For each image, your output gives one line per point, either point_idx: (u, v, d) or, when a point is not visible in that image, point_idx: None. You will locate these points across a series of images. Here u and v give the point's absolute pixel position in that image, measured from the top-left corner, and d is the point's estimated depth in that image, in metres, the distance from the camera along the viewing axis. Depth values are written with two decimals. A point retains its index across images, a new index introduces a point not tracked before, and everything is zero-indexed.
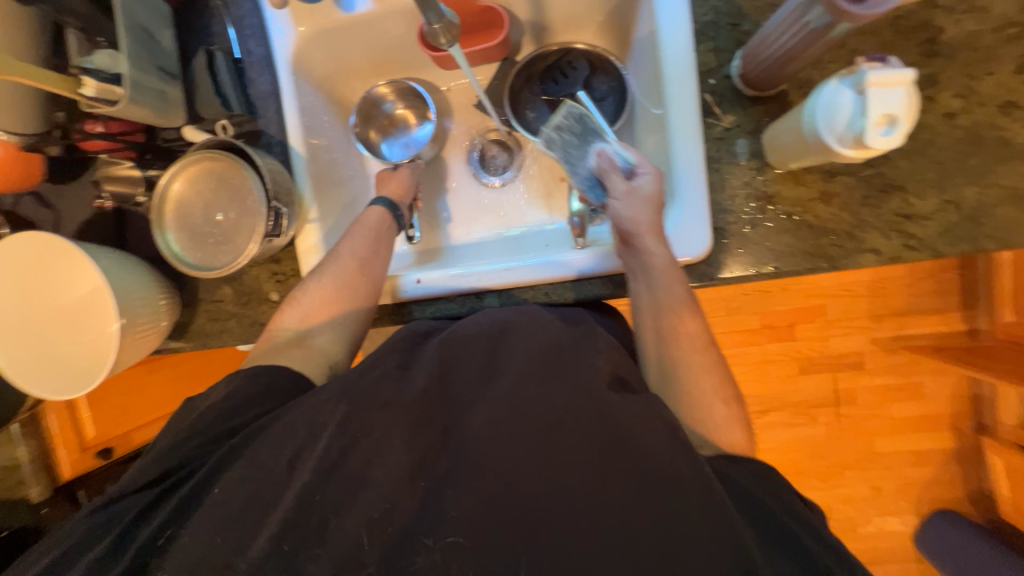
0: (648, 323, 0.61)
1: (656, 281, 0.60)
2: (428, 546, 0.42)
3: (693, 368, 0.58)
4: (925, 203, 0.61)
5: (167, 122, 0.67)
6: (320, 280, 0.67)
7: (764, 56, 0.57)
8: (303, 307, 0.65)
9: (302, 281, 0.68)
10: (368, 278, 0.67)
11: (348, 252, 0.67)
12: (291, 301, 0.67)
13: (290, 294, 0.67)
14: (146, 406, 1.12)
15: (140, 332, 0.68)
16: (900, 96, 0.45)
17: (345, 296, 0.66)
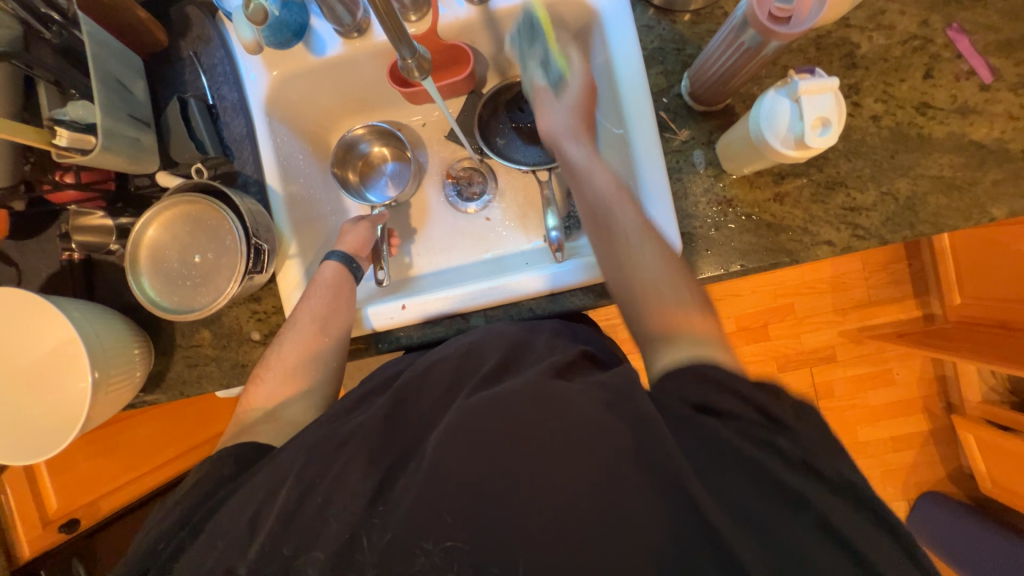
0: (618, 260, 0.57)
1: (612, 211, 0.59)
2: (427, 550, 0.41)
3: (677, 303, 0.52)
4: (866, 195, 0.67)
5: (141, 169, 0.67)
6: (283, 351, 0.66)
7: (709, 75, 0.63)
8: (268, 380, 0.65)
9: (265, 356, 0.68)
10: (330, 339, 0.66)
11: (305, 318, 0.67)
12: (258, 379, 0.67)
13: (256, 372, 0.67)
14: (120, 466, 1.07)
15: (114, 385, 0.65)
16: (830, 101, 0.51)
17: (309, 363, 0.66)
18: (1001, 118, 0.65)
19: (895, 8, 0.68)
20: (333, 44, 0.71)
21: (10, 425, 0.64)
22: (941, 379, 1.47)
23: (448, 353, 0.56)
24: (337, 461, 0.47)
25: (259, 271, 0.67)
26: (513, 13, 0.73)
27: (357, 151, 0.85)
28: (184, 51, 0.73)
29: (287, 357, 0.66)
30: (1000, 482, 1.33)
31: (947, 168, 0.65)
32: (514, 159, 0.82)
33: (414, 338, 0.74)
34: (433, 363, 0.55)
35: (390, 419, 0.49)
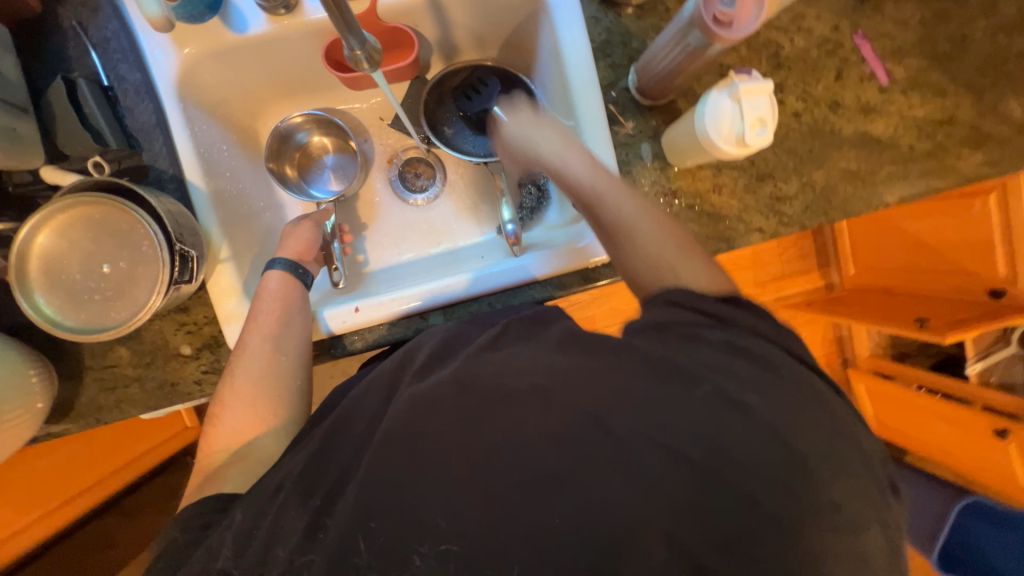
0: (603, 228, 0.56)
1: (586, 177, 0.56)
2: (422, 553, 0.37)
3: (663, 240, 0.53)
4: (790, 186, 0.74)
5: (20, 163, 0.56)
6: (236, 378, 0.61)
7: (655, 71, 0.65)
8: (225, 417, 0.59)
9: (216, 392, 0.62)
10: (288, 354, 0.62)
11: (256, 339, 0.62)
12: (214, 419, 0.60)
13: (209, 412, 0.61)
14: (17, 509, 0.92)
15: (10, 421, 0.55)
16: (765, 103, 0.55)
17: (268, 388, 0.60)
18: (894, 116, 0.74)
19: (812, 13, 0.74)
20: (256, 21, 0.64)
21: None
22: (839, 340, 1.69)
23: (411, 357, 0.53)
24: (302, 483, 0.44)
25: (188, 279, 0.60)
26: None
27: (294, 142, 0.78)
28: (64, 20, 0.61)
29: (243, 387, 0.60)
30: (881, 421, 1.60)
31: (853, 161, 0.74)
32: (464, 149, 0.79)
33: (370, 340, 0.71)
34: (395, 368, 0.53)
35: (357, 432, 0.47)
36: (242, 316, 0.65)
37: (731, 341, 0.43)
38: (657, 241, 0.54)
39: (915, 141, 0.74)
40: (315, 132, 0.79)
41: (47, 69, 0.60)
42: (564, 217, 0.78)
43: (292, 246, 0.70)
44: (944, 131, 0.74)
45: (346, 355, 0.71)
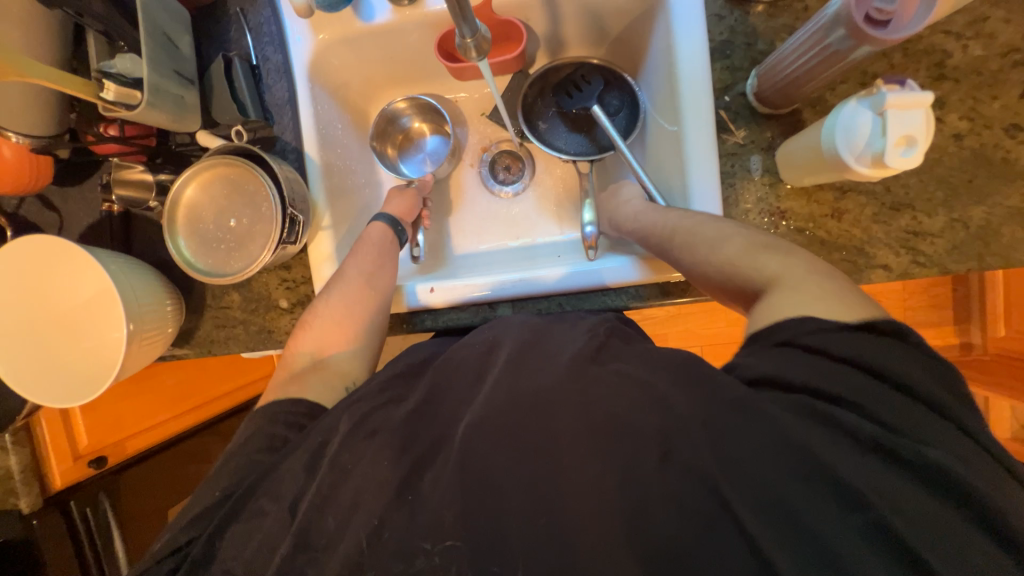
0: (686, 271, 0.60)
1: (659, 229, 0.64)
2: (426, 551, 0.41)
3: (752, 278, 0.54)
4: (934, 221, 0.62)
5: (183, 126, 0.66)
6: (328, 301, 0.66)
7: (780, 75, 0.58)
8: (314, 328, 0.65)
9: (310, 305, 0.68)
10: (376, 292, 0.67)
11: (356, 266, 0.68)
12: (303, 326, 0.66)
13: (301, 319, 0.67)
14: (145, 413, 1.12)
15: (147, 339, 0.66)
16: (919, 118, 0.46)
17: (354, 310, 0.65)
18: None
19: (998, 16, 0.61)
20: (383, 12, 0.69)
21: (50, 368, 0.67)
22: None
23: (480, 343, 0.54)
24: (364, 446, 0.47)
25: (293, 241, 0.67)
26: None
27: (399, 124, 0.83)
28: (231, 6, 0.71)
29: (335, 303, 0.65)
30: None
31: None
32: (555, 146, 0.79)
33: (440, 322, 0.73)
34: (461, 352, 0.53)
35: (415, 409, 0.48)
36: None
37: (827, 414, 0.39)
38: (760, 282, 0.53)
39: None
40: (420, 117, 0.83)
41: (212, 47, 0.71)
42: None
43: (396, 207, 0.77)
44: None
45: (415, 332, 0.75)
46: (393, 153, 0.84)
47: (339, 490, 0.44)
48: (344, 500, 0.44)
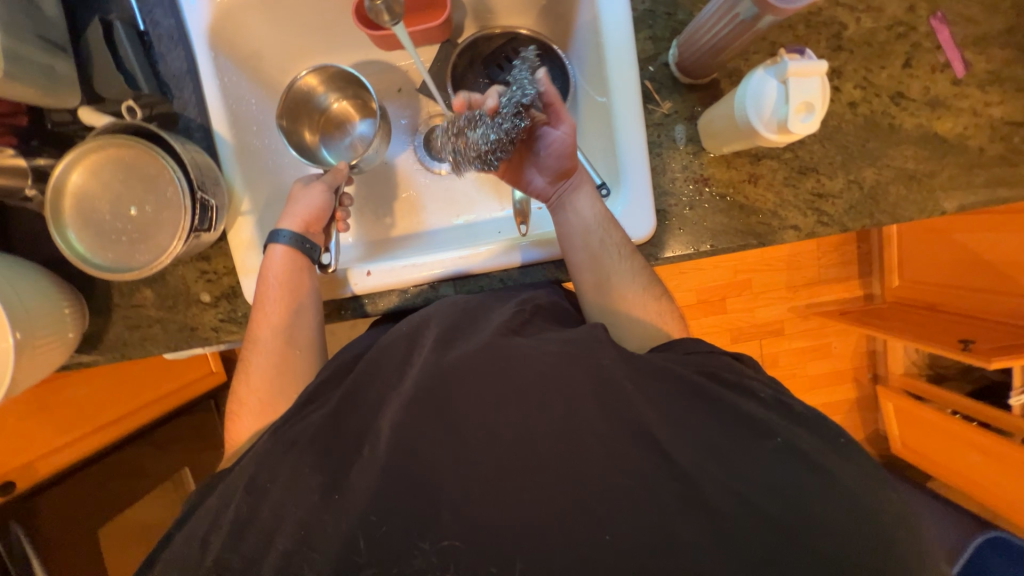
0: (581, 250, 0.65)
1: (582, 207, 0.66)
2: (424, 550, 0.41)
3: (626, 275, 0.65)
4: (835, 182, 0.68)
5: (58, 101, 0.57)
6: (251, 373, 0.63)
7: (697, 46, 0.60)
8: (245, 415, 0.61)
9: (233, 389, 0.64)
10: (301, 347, 0.64)
11: (271, 333, 0.63)
12: (234, 416, 0.62)
13: (228, 409, 0.63)
14: (56, 430, 0.97)
15: (41, 347, 0.59)
16: (816, 85, 0.50)
17: (286, 382, 0.63)
18: (965, 114, 0.67)
19: None
20: None
21: None
22: (871, 354, 1.60)
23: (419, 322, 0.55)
24: (312, 439, 0.47)
25: (208, 229, 0.61)
26: None
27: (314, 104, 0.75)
28: None
29: (257, 387, 0.62)
30: (908, 443, 1.51)
31: (911, 160, 0.68)
32: None
33: (381, 305, 0.71)
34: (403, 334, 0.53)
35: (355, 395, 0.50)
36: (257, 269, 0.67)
37: (751, 388, 0.49)
38: (612, 288, 0.65)
39: (987, 143, 0.67)
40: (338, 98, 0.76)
41: (88, 10, 0.62)
42: None
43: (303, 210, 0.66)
44: (1022, 134, 0.66)
45: (356, 317, 0.72)
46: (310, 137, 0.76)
47: (292, 482, 0.45)
48: (295, 490, 0.45)
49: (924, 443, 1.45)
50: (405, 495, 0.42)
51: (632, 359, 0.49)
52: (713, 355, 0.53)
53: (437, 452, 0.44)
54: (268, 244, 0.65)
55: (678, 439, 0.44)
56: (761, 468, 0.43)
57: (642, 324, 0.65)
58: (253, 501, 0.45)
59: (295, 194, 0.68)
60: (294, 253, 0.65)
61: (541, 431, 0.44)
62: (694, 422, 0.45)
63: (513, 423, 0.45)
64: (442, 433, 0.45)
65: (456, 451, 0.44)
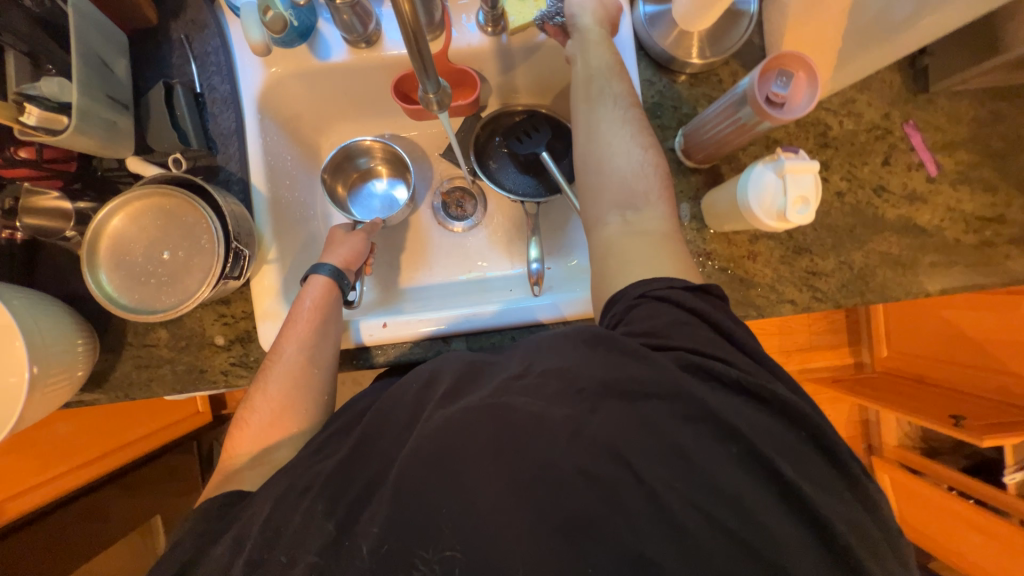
0: (582, 94, 0.65)
1: (591, 52, 0.65)
2: (427, 557, 0.41)
3: (627, 140, 0.60)
4: (827, 262, 0.73)
5: (112, 152, 0.61)
6: (268, 383, 0.62)
7: (703, 136, 0.67)
8: (252, 425, 0.61)
9: (246, 398, 0.63)
10: (320, 370, 0.64)
11: (293, 346, 0.63)
12: (241, 425, 0.62)
13: (236, 416, 0.63)
14: (32, 469, 0.91)
15: (51, 385, 0.59)
16: (809, 182, 0.56)
17: (296, 398, 0.62)
18: (940, 208, 0.74)
19: (863, 98, 0.75)
20: (338, 51, 0.69)
21: None
22: (864, 424, 1.61)
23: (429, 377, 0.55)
24: (322, 494, 0.47)
25: (236, 277, 0.64)
26: (522, 44, 0.73)
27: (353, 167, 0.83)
28: (175, 32, 0.69)
29: (273, 398, 0.61)
30: (906, 518, 1.50)
31: (894, 246, 0.73)
32: (506, 186, 0.83)
33: (392, 356, 0.73)
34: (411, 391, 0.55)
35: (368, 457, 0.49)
36: (276, 315, 0.68)
37: None
38: (612, 147, 0.60)
39: (962, 235, 0.73)
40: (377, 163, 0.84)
41: (152, 74, 0.67)
42: None
43: (343, 252, 0.72)
44: (993, 229, 0.73)
45: (366, 368, 0.73)
46: (341, 191, 0.83)
47: (299, 541, 0.45)
48: (303, 548, 0.45)
49: (923, 520, 1.44)
50: (411, 558, 0.42)
51: (607, 363, 0.45)
52: (666, 303, 0.50)
53: (439, 510, 0.42)
54: (308, 273, 0.69)
55: (641, 453, 0.41)
56: (727, 480, 0.40)
57: (631, 188, 0.59)
58: (257, 563, 0.45)
59: (336, 239, 0.74)
60: (331, 286, 0.69)
61: (541, 486, 0.42)
62: (659, 424, 0.42)
63: (506, 466, 0.43)
64: (442, 482, 0.43)
65: (456, 505, 0.42)
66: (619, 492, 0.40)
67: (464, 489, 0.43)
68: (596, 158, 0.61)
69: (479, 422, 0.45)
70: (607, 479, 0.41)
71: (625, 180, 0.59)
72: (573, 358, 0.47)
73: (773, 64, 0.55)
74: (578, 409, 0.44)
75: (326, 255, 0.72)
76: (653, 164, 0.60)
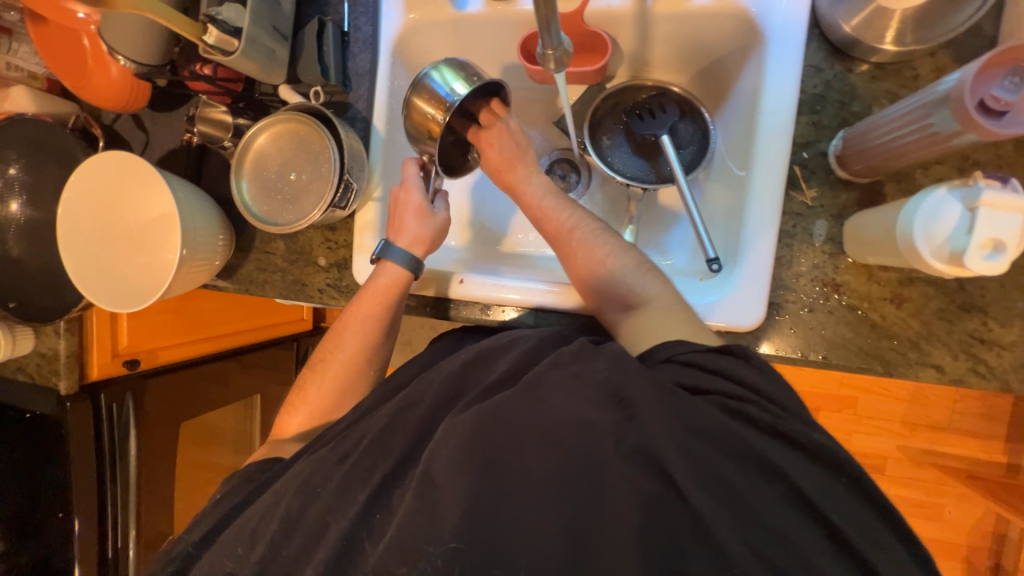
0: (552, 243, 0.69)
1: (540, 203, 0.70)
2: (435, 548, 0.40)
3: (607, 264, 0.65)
4: (1006, 331, 0.57)
5: (268, 79, 0.68)
6: (321, 378, 0.70)
7: (868, 144, 0.55)
8: (302, 411, 0.69)
9: (301, 382, 0.71)
10: (369, 370, 0.71)
11: (355, 336, 0.69)
12: (292, 406, 0.70)
13: (291, 398, 0.71)
14: (181, 329, 1.13)
15: (195, 267, 0.71)
16: (1014, 224, 0.42)
17: (346, 392, 0.69)
18: None
19: None
20: (475, 3, 0.70)
21: (112, 272, 0.71)
22: (999, 538, 1.30)
23: (473, 354, 0.54)
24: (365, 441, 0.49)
25: (342, 207, 0.69)
26: (669, 10, 0.66)
27: (428, 90, 0.66)
28: None
29: (324, 391, 0.69)
30: None
31: None
32: (614, 165, 0.77)
33: (462, 313, 0.75)
34: (458, 361, 0.54)
35: (412, 409, 0.50)
36: (370, 250, 0.74)
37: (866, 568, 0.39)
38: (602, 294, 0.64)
39: None
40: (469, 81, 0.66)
41: (310, 9, 0.73)
42: (692, 266, 0.74)
43: (410, 234, 0.70)
44: None
45: (437, 318, 0.76)
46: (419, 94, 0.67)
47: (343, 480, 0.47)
48: (347, 487, 0.47)
49: None
50: (438, 521, 0.41)
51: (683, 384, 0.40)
52: (693, 369, 0.49)
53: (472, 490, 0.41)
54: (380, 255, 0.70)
55: (700, 486, 0.39)
56: (785, 530, 0.39)
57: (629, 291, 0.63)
58: (317, 470, 0.50)
59: (409, 211, 0.71)
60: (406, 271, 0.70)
61: (576, 500, 0.40)
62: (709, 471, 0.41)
63: (542, 481, 0.41)
64: (477, 472, 0.41)
65: (482, 496, 0.41)
66: (658, 519, 0.39)
67: (490, 481, 0.41)
68: (590, 270, 0.65)
69: (524, 415, 0.43)
70: (656, 508, 0.39)
71: (627, 291, 0.63)
72: (619, 375, 0.45)
73: (1002, 58, 0.43)
74: (622, 408, 0.43)
75: (400, 221, 0.71)
76: (642, 262, 0.65)
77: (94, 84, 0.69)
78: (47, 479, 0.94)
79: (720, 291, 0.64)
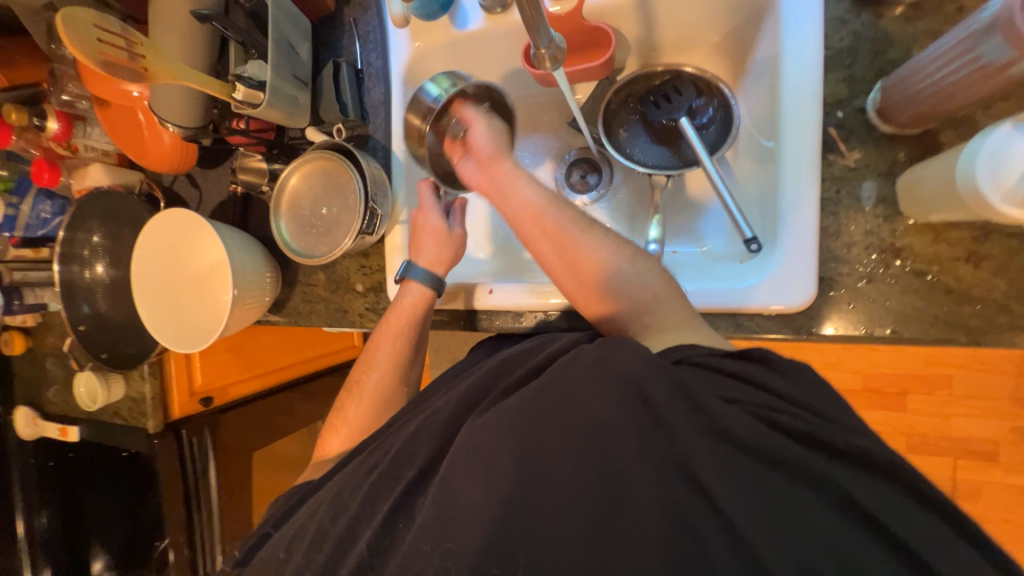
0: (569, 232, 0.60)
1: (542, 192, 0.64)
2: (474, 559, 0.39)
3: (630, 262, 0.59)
4: None
5: (295, 124, 0.74)
6: (359, 402, 0.71)
7: (910, 90, 0.50)
8: (341, 432, 0.71)
9: (338, 407, 0.73)
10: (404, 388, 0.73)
11: (385, 357, 0.72)
12: (332, 427, 0.72)
13: (330, 421, 0.73)
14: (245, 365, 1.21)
15: (247, 304, 0.76)
16: None
17: (382, 411, 0.71)
18: None
19: None
20: (475, 20, 0.72)
21: (179, 316, 0.79)
22: None
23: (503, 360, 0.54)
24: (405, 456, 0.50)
25: (371, 233, 0.72)
26: None
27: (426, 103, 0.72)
28: (346, 16, 0.78)
29: (361, 412, 0.71)
30: None
31: None
32: (634, 157, 0.74)
33: (495, 323, 0.75)
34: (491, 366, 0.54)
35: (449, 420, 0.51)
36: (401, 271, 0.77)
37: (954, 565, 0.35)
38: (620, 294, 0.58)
39: None
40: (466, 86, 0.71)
41: (327, 54, 0.78)
42: (730, 250, 0.70)
43: (428, 253, 0.72)
44: None
45: (470, 330, 0.77)
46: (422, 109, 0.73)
47: (386, 494, 0.48)
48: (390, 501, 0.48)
49: None
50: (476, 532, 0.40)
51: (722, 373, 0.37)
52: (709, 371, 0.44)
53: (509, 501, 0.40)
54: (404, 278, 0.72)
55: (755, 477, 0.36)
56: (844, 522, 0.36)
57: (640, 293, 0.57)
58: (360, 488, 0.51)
59: (424, 231, 0.73)
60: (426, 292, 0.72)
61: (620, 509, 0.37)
62: (761, 461, 0.38)
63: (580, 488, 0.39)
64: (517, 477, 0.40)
65: (519, 501, 0.39)
66: (700, 509, 0.37)
67: (527, 490, 0.39)
68: (606, 271, 0.59)
69: (553, 418, 0.41)
70: (705, 506, 0.37)
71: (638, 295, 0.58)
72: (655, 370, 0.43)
73: None
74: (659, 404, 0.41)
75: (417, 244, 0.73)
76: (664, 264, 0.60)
77: (152, 152, 0.78)
78: (142, 510, 1.04)
79: (762, 271, 0.59)
